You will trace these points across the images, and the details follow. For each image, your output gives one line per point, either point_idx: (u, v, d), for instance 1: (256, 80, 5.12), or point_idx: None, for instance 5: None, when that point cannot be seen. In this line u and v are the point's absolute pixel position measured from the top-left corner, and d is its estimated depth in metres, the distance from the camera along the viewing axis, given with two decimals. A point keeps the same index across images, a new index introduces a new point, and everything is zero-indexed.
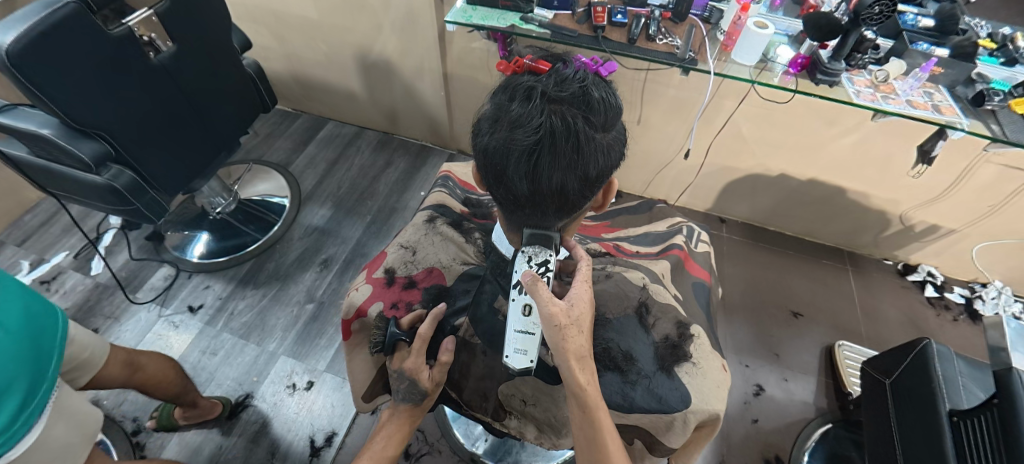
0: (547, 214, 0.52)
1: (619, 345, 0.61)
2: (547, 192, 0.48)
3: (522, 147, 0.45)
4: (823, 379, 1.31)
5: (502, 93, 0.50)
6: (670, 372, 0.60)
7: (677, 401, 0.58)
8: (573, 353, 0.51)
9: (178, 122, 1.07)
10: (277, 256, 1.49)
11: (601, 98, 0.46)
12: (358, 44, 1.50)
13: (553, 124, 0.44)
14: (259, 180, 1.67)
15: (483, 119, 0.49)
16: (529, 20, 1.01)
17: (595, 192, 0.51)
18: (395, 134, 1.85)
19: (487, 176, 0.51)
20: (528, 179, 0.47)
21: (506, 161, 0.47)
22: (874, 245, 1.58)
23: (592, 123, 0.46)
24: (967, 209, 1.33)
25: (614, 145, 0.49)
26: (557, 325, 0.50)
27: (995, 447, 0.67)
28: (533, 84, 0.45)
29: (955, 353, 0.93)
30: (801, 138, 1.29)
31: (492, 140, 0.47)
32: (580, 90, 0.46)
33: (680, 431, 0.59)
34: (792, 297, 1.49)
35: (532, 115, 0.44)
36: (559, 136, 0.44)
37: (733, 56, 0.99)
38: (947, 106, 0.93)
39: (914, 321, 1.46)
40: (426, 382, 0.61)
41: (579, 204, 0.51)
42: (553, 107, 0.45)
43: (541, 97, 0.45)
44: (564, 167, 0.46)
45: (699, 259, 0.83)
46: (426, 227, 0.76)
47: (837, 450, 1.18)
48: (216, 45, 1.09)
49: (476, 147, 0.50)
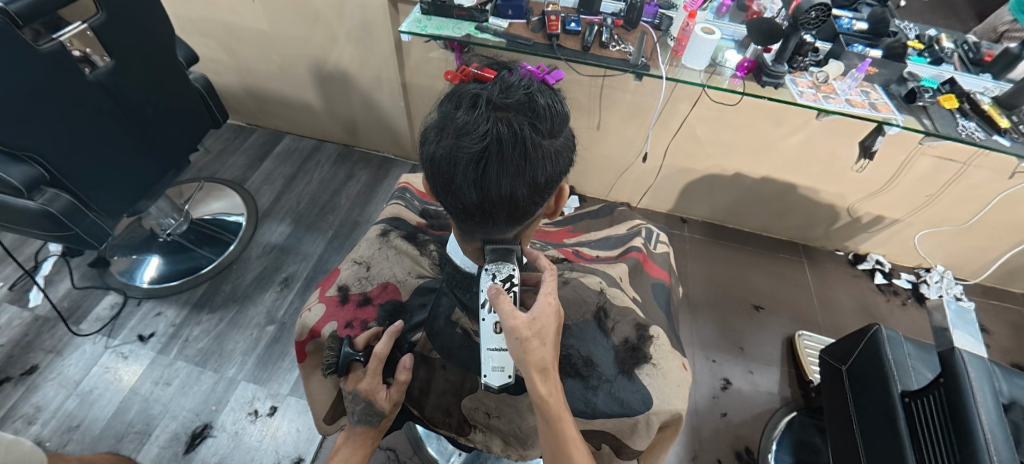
0: (498, 221, 0.51)
1: (580, 351, 0.61)
2: (496, 200, 0.47)
3: (469, 155, 0.44)
4: (786, 369, 1.36)
5: (449, 102, 0.49)
6: (631, 375, 0.60)
7: (638, 403, 0.58)
8: (535, 365, 0.49)
9: (118, 143, 1.01)
10: (234, 277, 1.43)
11: (547, 104, 0.46)
12: (313, 56, 1.46)
13: (499, 130, 0.43)
14: (213, 198, 1.59)
15: (430, 127, 0.48)
16: (484, 29, 1.02)
17: (546, 198, 0.51)
18: (356, 147, 1.82)
19: (435, 185, 0.50)
20: (477, 187, 0.46)
21: (454, 169, 0.46)
22: (827, 237, 1.66)
23: (539, 130, 0.45)
24: (906, 199, 1.43)
25: (563, 153, 0.49)
26: (519, 338, 0.49)
27: (942, 424, 0.74)
28: (477, 92, 0.45)
29: (902, 336, 0.98)
30: (753, 139, 1.35)
31: (439, 149, 0.46)
32: (525, 97, 0.45)
33: (644, 432, 0.59)
34: (752, 291, 1.54)
35: (477, 122, 0.44)
36: (506, 143, 0.43)
37: (684, 61, 1.03)
38: (884, 104, 0.99)
39: (865, 307, 1.54)
40: (382, 402, 0.59)
41: (531, 212, 0.51)
42: (498, 114, 0.44)
43: (486, 105, 0.44)
44: (512, 174, 0.45)
45: (659, 260, 0.84)
46: (379, 241, 0.74)
47: (803, 437, 1.22)
48: (161, 60, 1.04)
49: (424, 157, 0.49)
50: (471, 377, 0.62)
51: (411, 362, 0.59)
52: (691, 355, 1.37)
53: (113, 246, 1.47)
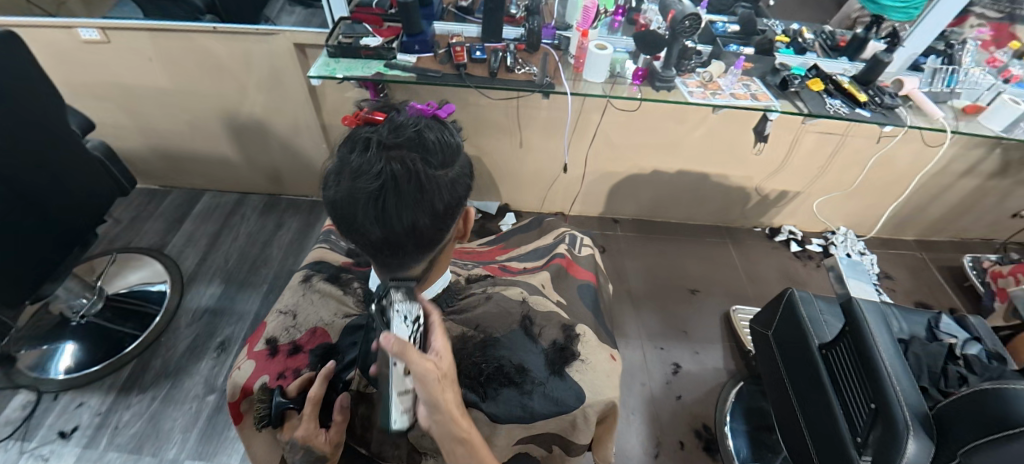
0: (408, 252, 0.53)
1: (511, 360, 0.62)
2: (400, 232, 0.49)
3: (367, 193, 0.46)
4: (727, 343, 1.47)
5: (347, 146, 0.51)
6: (562, 374, 0.63)
7: (572, 400, 0.61)
8: (450, 406, 0.52)
9: (21, 227, 0.92)
10: (163, 350, 1.32)
11: (435, 139, 0.49)
12: (223, 108, 1.42)
13: (390, 166, 0.46)
14: (129, 269, 1.47)
15: (330, 172, 0.50)
16: (393, 66, 1.06)
17: (451, 223, 0.54)
18: (282, 195, 1.77)
19: (342, 225, 0.51)
20: (379, 222, 0.48)
21: (355, 210, 0.48)
22: (743, 217, 1.82)
23: (431, 163, 0.48)
24: (800, 173, 1.61)
25: (460, 179, 0.52)
26: (436, 379, 0.50)
27: (855, 367, 0.86)
28: (368, 136, 0.47)
29: (814, 296, 1.10)
30: (661, 138, 1.47)
31: (339, 192, 0.48)
32: (415, 135, 0.48)
33: (585, 427, 0.63)
34: (686, 277, 1.65)
35: (370, 162, 0.46)
36: (400, 180, 0.46)
37: (585, 76, 1.11)
38: (762, 93, 1.13)
39: (786, 274, 1.70)
40: (320, 446, 0.58)
41: (439, 238, 0.53)
42: (390, 153, 0.46)
43: (376, 147, 0.46)
44: (412, 207, 0.48)
45: (584, 262, 0.89)
46: (302, 287, 0.74)
47: (752, 404, 1.32)
48: (55, 132, 0.95)
49: (327, 201, 0.51)
50: None
51: (347, 400, 0.60)
52: (641, 347, 1.44)
53: (16, 340, 1.31)
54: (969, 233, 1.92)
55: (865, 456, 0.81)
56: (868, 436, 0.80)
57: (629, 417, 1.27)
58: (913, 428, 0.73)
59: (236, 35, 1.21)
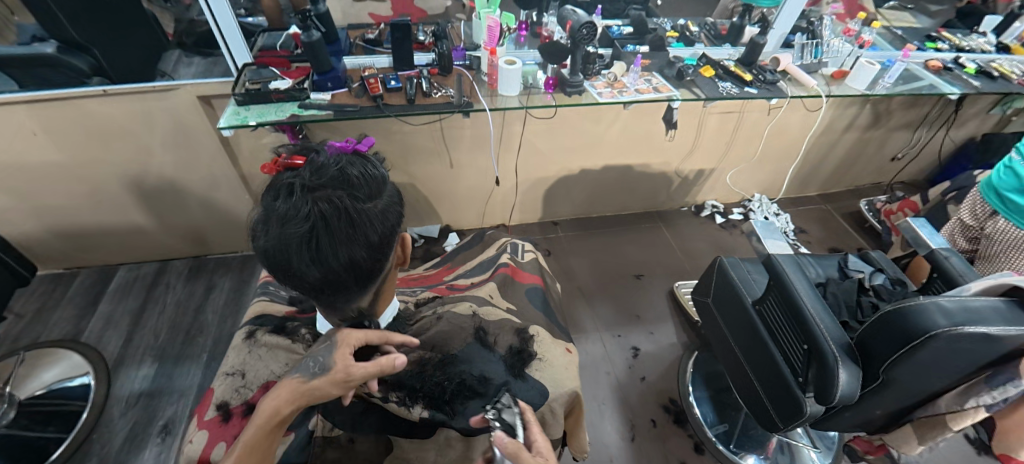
0: (349, 287, 0.53)
1: (472, 372, 0.65)
2: (340, 269, 0.49)
3: (298, 237, 0.46)
4: (676, 318, 1.58)
5: (270, 194, 0.51)
6: (523, 376, 0.66)
7: (538, 398, 0.64)
8: None
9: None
10: (97, 448, 1.18)
11: (359, 174, 0.50)
12: (128, 174, 1.32)
13: (316, 206, 0.46)
14: (41, 367, 1.28)
15: (256, 222, 0.49)
16: (308, 106, 1.05)
17: (389, 252, 0.54)
18: (208, 256, 1.65)
19: (279, 273, 0.51)
20: (315, 263, 0.48)
21: (289, 256, 0.48)
22: (670, 200, 1.96)
23: (359, 197, 0.49)
24: (710, 152, 1.77)
25: (392, 206, 0.53)
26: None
27: (786, 315, 0.97)
28: (290, 180, 0.47)
29: (741, 259, 1.21)
30: (583, 138, 1.56)
31: (269, 241, 0.47)
32: (337, 172, 0.49)
33: (555, 421, 0.66)
34: (630, 264, 1.75)
35: (294, 206, 0.46)
36: (330, 219, 0.46)
37: (500, 91, 1.16)
38: (663, 85, 1.25)
39: (716, 244, 1.85)
40: (345, 361, 0.55)
41: (380, 268, 0.54)
42: (315, 194, 0.47)
43: (300, 190, 0.46)
44: (346, 243, 0.48)
45: (528, 267, 0.92)
46: (247, 345, 0.71)
47: (708, 369, 1.43)
48: None
49: (258, 251, 0.50)
50: (382, 438, 0.61)
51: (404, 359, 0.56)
52: (601, 338, 1.50)
53: None
54: (857, 181, 2.20)
55: (808, 393, 0.92)
56: (807, 373, 0.91)
57: (602, 407, 1.33)
58: (840, 360, 0.84)
59: (132, 94, 1.14)
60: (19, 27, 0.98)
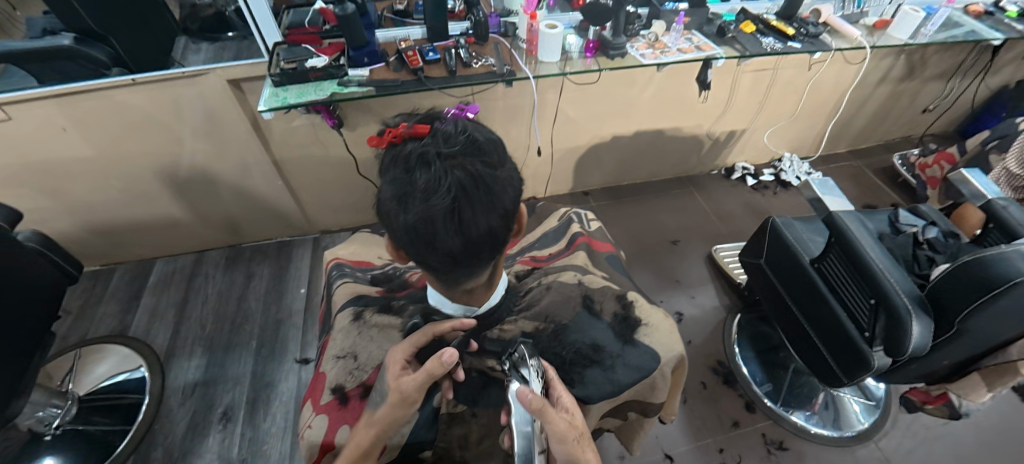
0: (483, 257, 0.54)
1: (584, 340, 0.66)
2: (478, 238, 0.51)
3: (442, 209, 0.47)
4: (717, 281, 1.58)
5: (396, 168, 0.51)
6: (633, 342, 0.67)
7: (650, 362, 0.65)
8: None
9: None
10: (161, 438, 1.20)
11: (487, 142, 0.50)
12: (161, 165, 1.29)
13: (460, 177, 0.47)
14: (92, 363, 1.30)
15: (390, 198, 0.50)
16: (347, 83, 1.01)
17: (514, 220, 0.55)
18: (243, 244, 1.64)
19: (414, 246, 0.52)
20: (458, 234, 0.49)
21: (433, 228, 0.48)
22: (700, 164, 1.93)
23: (490, 165, 0.50)
24: (743, 111, 1.72)
25: (517, 173, 0.53)
26: (574, 438, 0.51)
27: (849, 272, 0.96)
28: (426, 152, 0.48)
29: (793, 218, 1.19)
30: (618, 103, 1.51)
31: (411, 215, 0.48)
32: (467, 142, 0.49)
33: (663, 385, 0.67)
34: (665, 230, 1.74)
35: (437, 179, 0.46)
36: (472, 188, 0.47)
37: (540, 57, 1.12)
38: (704, 44, 1.20)
39: (749, 207, 1.84)
40: (399, 378, 0.55)
41: (507, 235, 0.55)
42: (453, 164, 0.47)
43: (439, 161, 0.47)
44: (484, 211, 0.49)
45: (599, 235, 0.94)
46: (354, 326, 0.71)
47: (754, 330, 1.44)
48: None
49: (396, 227, 0.51)
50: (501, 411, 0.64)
51: (449, 353, 0.52)
52: None
53: None
54: (889, 135, 2.16)
55: (876, 347, 0.91)
56: (874, 328, 0.91)
57: None
58: (913, 312, 0.82)
59: (159, 82, 1.10)
60: (28, 22, 0.99)
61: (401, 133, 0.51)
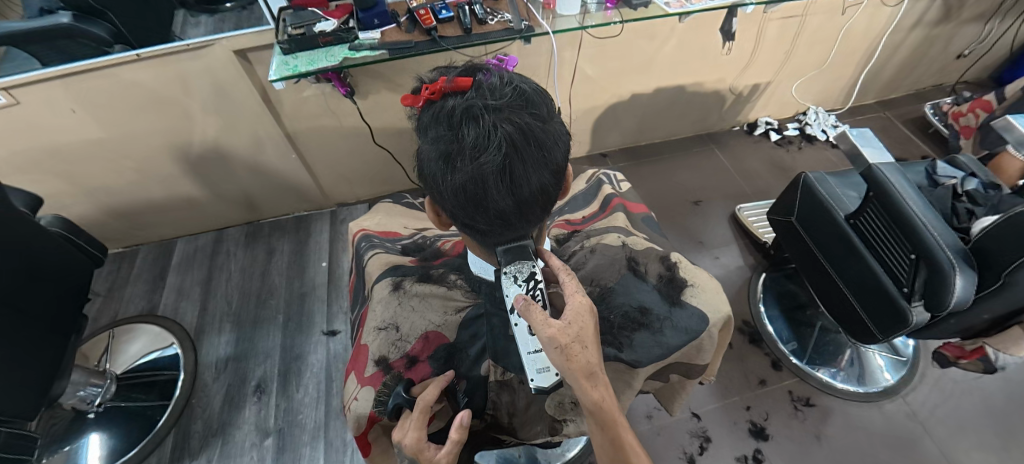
0: (534, 216, 0.53)
1: (630, 303, 0.65)
2: (529, 197, 0.49)
3: (494, 167, 0.46)
4: (741, 241, 1.55)
5: (435, 127, 0.49)
6: (680, 303, 0.66)
7: (698, 323, 0.64)
8: (582, 370, 0.50)
9: (16, 337, 0.80)
10: (200, 411, 1.24)
11: (533, 94, 0.49)
12: (174, 143, 1.27)
13: (513, 134, 0.45)
14: (125, 341, 1.33)
15: (433, 160, 0.48)
16: (359, 47, 0.96)
17: (563, 178, 0.54)
18: (262, 220, 1.64)
19: (461, 210, 0.50)
20: (510, 193, 0.48)
21: (485, 188, 0.47)
22: (721, 121, 1.86)
23: (538, 118, 0.49)
24: (769, 62, 1.63)
25: (563, 129, 0.53)
26: (559, 346, 0.49)
27: (886, 226, 0.92)
28: (472, 107, 0.46)
29: (826, 173, 1.15)
30: (637, 58, 1.44)
31: (461, 175, 0.47)
32: (514, 95, 0.48)
33: (709, 346, 0.66)
34: (687, 190, 1.70)
35: (489, 135, 0.45)
36: (522, 142, 0.46)
37: (558, 11, 1.05)
38: None
39: (773, 164, 1.79)
40: (433, 462, 0.52)
41: (555, 195, 0.54)
42: (501, 118, 0.46)
43: (487, 115, 0.46)
44: (536, 167, 0.48)
45: (630, 196, 0.93)
46: (394, 297, 0.70)
47: (780, 289, 1.42)
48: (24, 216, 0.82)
49: (442, 192, 0.50)
50: None
51: (467, 415, 0.52)
52: None
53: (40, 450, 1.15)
54: (920, 84, 2.05)
55: (915, 302, 0.88)
56: (914, 283, 0.87)
57: None
58: (958, 266, 0.79)
59: (163, 57, 1.06)
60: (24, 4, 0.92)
61: (442, 88, 0.49)
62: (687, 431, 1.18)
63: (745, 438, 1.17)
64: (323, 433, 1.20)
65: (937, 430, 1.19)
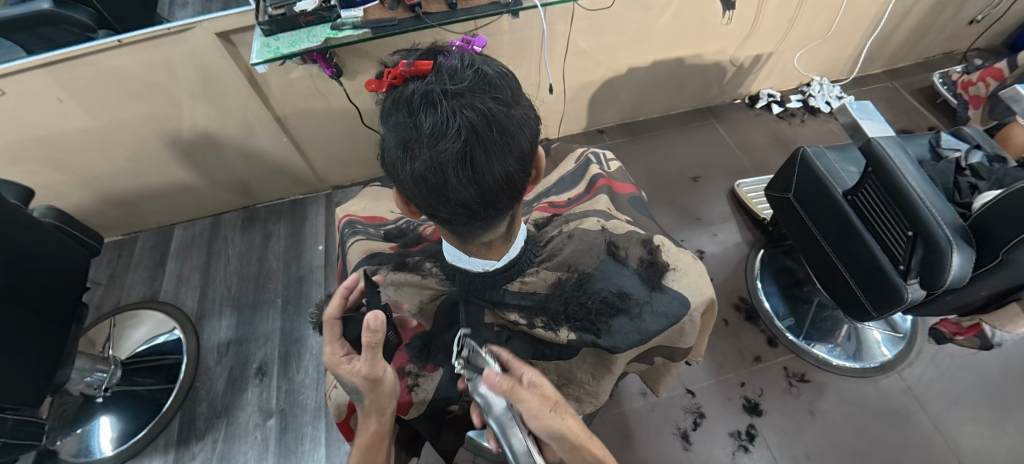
0: (502, 205, 0.52)
1: (610, 288, 0.65)
2: (495, 186, 0.48)
3: (453, 154, 0.44)
4: (739, 218, 1.53)
5: (395, 113, 0.48)
6: (662, 288, 0.65)
7: (679, 307, 0.64)
8: (574, 430, 0.49)
9: (15, 327, 0.81)
10: (204, 393, 1.27)
11: (495, 75, 0.47)
12: (163, 130, 1.26)
13: (474, 120, 0.44)
14: (129, 328, 1.36)
15: (393, 148, 0.47)
16: (340, 27, 0.93)
17: (533, 164, 0.53)
18: (257, 204, 1.64)
19: (426, 200, 0.49)
20: (473, 181, 0.46)
21: (446, 176, 0.46)
22: (722, 94, 1.81)
23: (501, 101, 0.47)
24: (772, 32, 1.57)
25: (531, 113, 0.51)
26: (547, 409, 0.47)
27: (884, 202, 0.89)
28: (428, 92, 0.45)
29: (824, 147, 1.11)
30: (633, 30, 1.39)
31: (419, 164, 0.45)
32: (475, 77, 0.46)
33: (692, 329, 0.66)
34: (686, 166, 1.67)
35: (448, 121, 0.44)
36: (482, 128, 0.44)
37: None
38: None
39: (775, 138, 1.74)
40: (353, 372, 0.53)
41: (524, 183, 0.53)
42: (460, 102, 0.45)
43: (444, 100, 0.44)
44: (500, 154, 0.46)
45: (619, 176, 0.92)
46: (370, 285, 0.70)
47: (777, 265, 1.41)
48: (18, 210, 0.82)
49: (403, 180, 0.48)
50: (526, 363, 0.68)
51: (372, 321, 0.48)
52: None
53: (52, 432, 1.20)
54: (930, 51, 1.97)
55: (910, 280, 0.87)
56: (910, 260, 0.85)
57: None
58: (954, 243, 0.77)
59: (145, 43, 1.03)
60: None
61: (402, 72, 0.47)
62: (681, 407, 1.20)
63: (739, 413, 1.19)
64: (324, 412, 1.23)
65: (931, 405, 1.19)
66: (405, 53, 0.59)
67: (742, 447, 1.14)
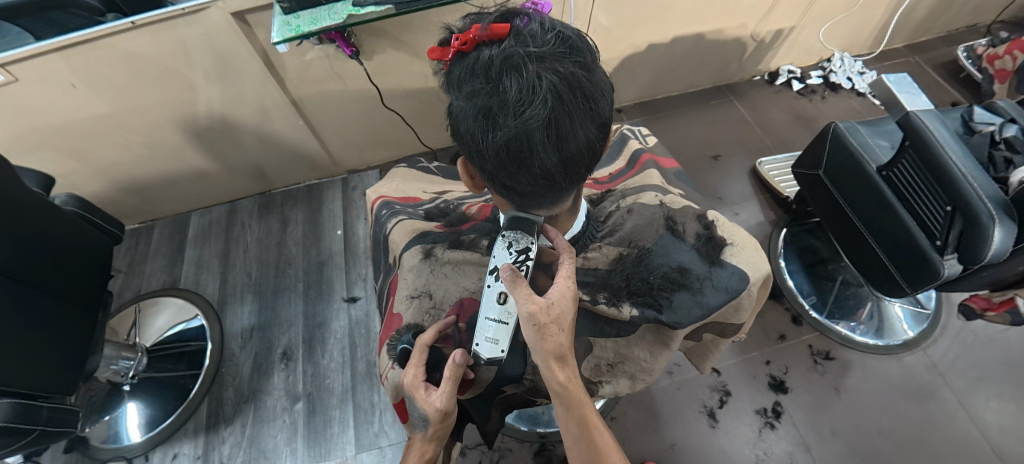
0: (578, 173, 0.52)
1: (671, 263, 0.65)
2: (576, 153, 0.49)
3: (540, 121, 0.44)
4: (761, 197, 1.52)
5: (470, 80, 0.47)
6: (720, 263, 0.65)
7: (738, 282, 0.63)
8: (551, 351, 0.54)
9: (45, 315, 0.81)
10: (230, 379, 1.28)
11: (573, 37, 0.47)
12: (179, 115, 1.24)
13: (559, 85, 0.44)
14: (153, 315, 1.36)
15: (470, 117, 0.46)
16: (362, 2, 0.89)
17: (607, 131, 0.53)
18: (273, 190, 1.63)
19: (503, 171, 0.49)
20: (557, 149, 0.47)
21: (531, 145, 0.46)
22: (741, 70, 1.77)
23: (580, 67, 0.47)
24: (796, 5, 1.52)
25: (606, 80, 0.51)
26: (536, 324, 0.53)
27: (921, 177, 0.88)
28: (512, 57, 0.44)
29: (856, 121, 1.10)
30: (655, 5, 1.35)
31: (503, 132, 0.45)
32: (554, 41, 0.46)
33: (746, 305, 0.66)
34: (706, 145, 1.64)
35: (534, 88, 0.43)
36: (568, 94, 0.44)
37: None
38: None
39: (795, 115, 1.71)
40: (426, 402, 0.55)
41: (600, 151, 0.53)
42: (544, 67, 0.44)
43: (529, 64, 0.44)
44: (583, 119, 0.47)
45: (655, 153, 0.90)
46: (426, 264, 0.69)
47: (801, 243, 1.40)
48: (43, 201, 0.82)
49: (480, 150, 0.48)
50: (583, 339, 0.66)
51: (459, 355, 0.54)
52: None
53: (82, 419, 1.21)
54: (953, 24, 1.92)
55: (948, 255, 0.86)
56: (947, 236, 0.84)
57: None
58: (997, 217, 0.76)
59: (159, 25, 1.01)
60: None
61: (476, 38, 0.46)
62: (707, 386, 1.20)
63: (765, 391, 1.19)
64: (351, 395, 1.24)
65: (956, 381, 1.19)
66: (465, 20, 0.58)
67: (768, 424, 1.15)
